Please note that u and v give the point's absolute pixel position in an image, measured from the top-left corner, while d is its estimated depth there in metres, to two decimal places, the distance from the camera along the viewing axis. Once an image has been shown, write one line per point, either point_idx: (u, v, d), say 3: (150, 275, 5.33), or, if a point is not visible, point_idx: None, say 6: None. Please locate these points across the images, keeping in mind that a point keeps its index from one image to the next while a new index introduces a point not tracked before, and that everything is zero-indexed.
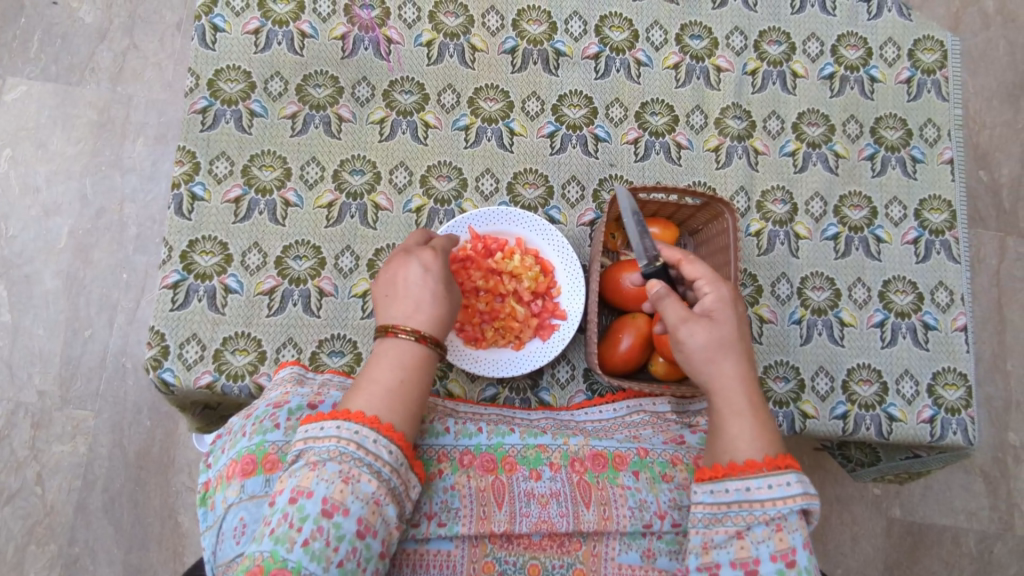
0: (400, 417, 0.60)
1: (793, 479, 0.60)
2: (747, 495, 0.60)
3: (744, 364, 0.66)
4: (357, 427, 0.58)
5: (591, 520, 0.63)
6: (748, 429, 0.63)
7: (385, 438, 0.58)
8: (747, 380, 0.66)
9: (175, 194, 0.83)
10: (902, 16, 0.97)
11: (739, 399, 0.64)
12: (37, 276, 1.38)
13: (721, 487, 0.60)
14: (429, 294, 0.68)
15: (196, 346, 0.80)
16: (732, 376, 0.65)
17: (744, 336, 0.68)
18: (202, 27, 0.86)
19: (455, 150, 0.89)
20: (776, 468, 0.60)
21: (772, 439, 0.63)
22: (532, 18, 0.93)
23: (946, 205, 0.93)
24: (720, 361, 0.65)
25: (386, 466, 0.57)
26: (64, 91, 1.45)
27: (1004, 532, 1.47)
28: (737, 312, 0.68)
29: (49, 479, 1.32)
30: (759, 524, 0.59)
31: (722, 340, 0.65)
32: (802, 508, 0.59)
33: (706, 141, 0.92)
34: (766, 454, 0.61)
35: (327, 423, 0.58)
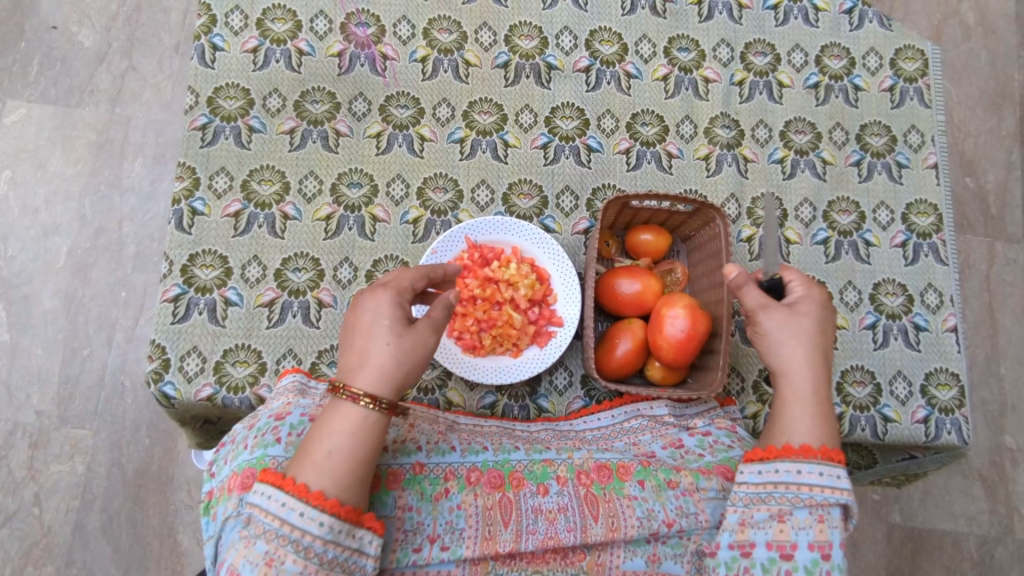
0: (331, 483, 0.56)
1: (843, 473, 0.63)
2: (795, 478, 0.63)
3: (821, 364, 0.69)
4: (284, 499, 0.55)
5: (598, 532, 0.63)
6: (808, 416, 0.67)
7: (313, 510, 0.55)
8: (820, 378, 0.69)
9: (175, 209, 0.85)
10: (883, 26, 1.00)
11: (804, 391, 0.68)
12: (36, 296, 1.39)
13: (770, 468, 0.64)
14: (384, 343, 0.62)
15: (197, 358, 0.81)
16: (800, 372, 0.69)
17: (824, 340, 0.71)
18: (201, 46, 0.88)
19: (451, 162, 0.91)
20: (828, 458, 0.64)
21: (831, 435, 0.67)
22: (523, 34, 0.95)
23: (932, 208, 0.95)
24: (796, 351, 0.69)
25: (316, 538, 0.55)
26: (63, 113, 1.47)
27: (1004, 536, 1.47)
28: (819, 316, 0.71)
29: (47, 499, 1.32)
30: (801, 508, 0.62)
31: (800, 336, 0.69)
32: (842, 503, 0.63)
33: (696, 150, 0.94)
34: (822, 444, 0.65)
35: (259, 491, 0.56)
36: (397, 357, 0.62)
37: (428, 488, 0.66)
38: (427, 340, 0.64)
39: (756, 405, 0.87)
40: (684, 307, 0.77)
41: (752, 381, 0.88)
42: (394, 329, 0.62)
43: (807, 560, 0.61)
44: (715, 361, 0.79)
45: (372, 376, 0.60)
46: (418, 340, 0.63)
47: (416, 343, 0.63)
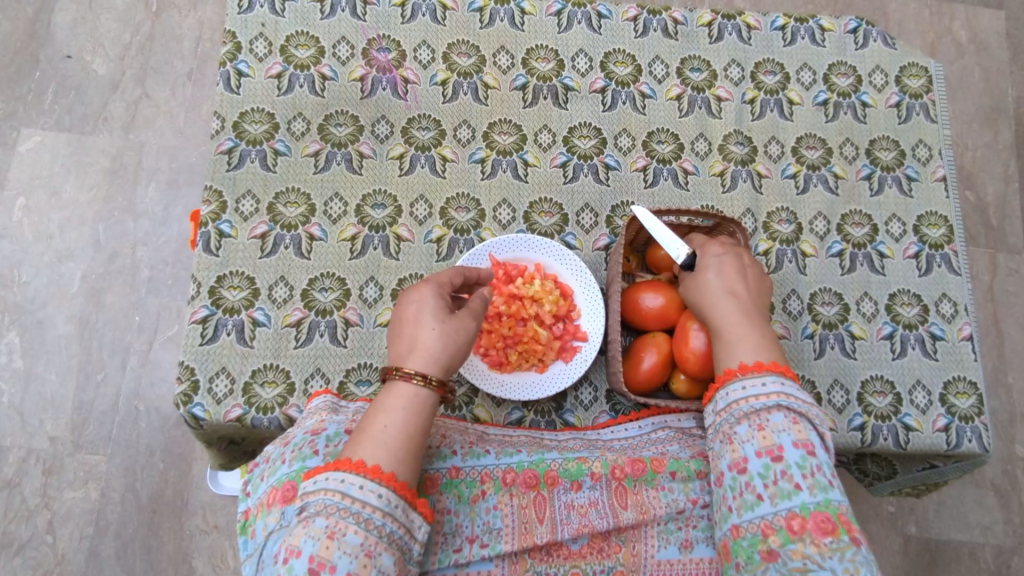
0: (387, 457, 0.58)
1: (769, 379, 0.66)
2: (729, 400, 0.67)
3: (741, 297, 0.73)
4: (343, 476, 0.57)
5: (630, 517, 0.65)
6: (741, 340, 0.70)
7: (372, 483, 0.57)
8: (748, 312, 0.72)
9: (203, 232, 0.86)
10: (887, 45, 1.03)
11: (737, 328, 0.71)
12: (50, 321, 1.39)
13: (714, 401, 0.69)
14: (430, 329, 0.66)
15: (226, 380, 0.82)
16: (724, 311, 0.72)
17: (750, 283, 0.75)
18: (227, 73, 0.90)
19: (472, 182, 0.92)
20: (752, 372, 0.67)
21: (772, 353, 0.69)
22: (540, 57, 0.97)
23: (943, 220, 0.97)
24: (721, 299, 0.73)
25: (376, 511, 0.56)
26: (77, 140, 1.49)
27: (1019, 545, 1.47)
28: (738, 263, 0.76)
29: (60, 527, 1.31)
30: (741, 425, 0.65)
31: (725, 284, 0.74)
32: (779, 407, 0.64)
33: (711, 166, 0.97)
34: (760, 360, 0.68)
35: (317, 475, 0.58)
36: (444, 341, 0.66)
37: (466, 490, 0.67)
38: (469, 326, 0.68)
39: None
40: None
41: None
42: (439, 315, 0.67)
43: (761, 468, 0.62)
44: None
45: (424, 358, 0.64)
46: (460, 326, 0.67)
47: (459, 328, 0.67)
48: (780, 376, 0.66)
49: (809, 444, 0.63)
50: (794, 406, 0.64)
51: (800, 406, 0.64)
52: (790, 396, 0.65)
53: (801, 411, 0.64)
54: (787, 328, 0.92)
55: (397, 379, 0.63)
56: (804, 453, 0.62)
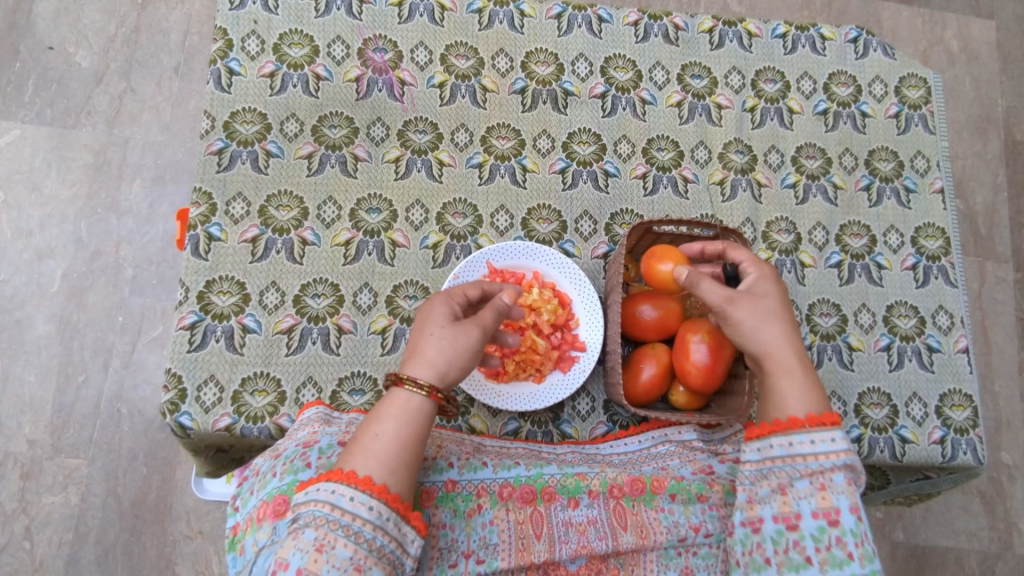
0: (379, 467, 0.57)
1: (837, 436, 0.63)
2: (790, 449, 0.64)
3: (784, 333, 0.69)
4: (333, 487, 0.55)
5: (629, 541, 0.64)
6: (795, 388, 0.67)
7: (362, 495, 0.55)
8: (795, 344, 0.69)
9: (191, 235, 0.83)
10: (887, 55, 1.03)
11: (791, 364, 0.68)
12: (29, 321, 1.35)
13: (766, 444, 0.65)
14: (434, 340, 0.63)
15: (214, 388, 0.79)
16: (776, 345, 0.68)
17: (785, 312, 0.71)
18: (217, 70, 0.88)
19: (470, 187, 0.91)
20: (820, 423, 0.64)
21: (818, 396, 0.67)
22: (540, 60, 0.96)
23: (940, 232, 0.97)
24: (772, 333, 0.68)
25: (366, 523, 0.54)
26: (59, 134, 1.44)
27: (1003, 551, 1.49)
28: (774, 289, 0.71)
29: (39, 532, 1.27)
30: (801, 479, 0.62)
31: (772, 315, 0.69)
32: (842, 467, 0.62)
33: (711, 174, 0.96)
34: (813, 410, 0.65)
35: (309, 486, 0.56)
36: (445, 348, 0.63)
37: (461, 505, 0.65)
38: (473, 338, 0.64)
39: None
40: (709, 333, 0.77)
41: None
42: (444, 325, 0.64)
43: (813, 529, 0.60)
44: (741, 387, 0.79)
45: (421, 365, 0.62)
46: (462, 335, 0.64)
47: (460, 336, 0.64)
48: (843, 433, 0.64)
49: (860, 511, 0.61)
50: (854, 468, 0.62)
51: (859, 469, 0.63)
52: (850, 458, 0.63)
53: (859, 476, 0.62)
54: None
55: (395, 384, 0.61)
56: (857, 520, 0.60)
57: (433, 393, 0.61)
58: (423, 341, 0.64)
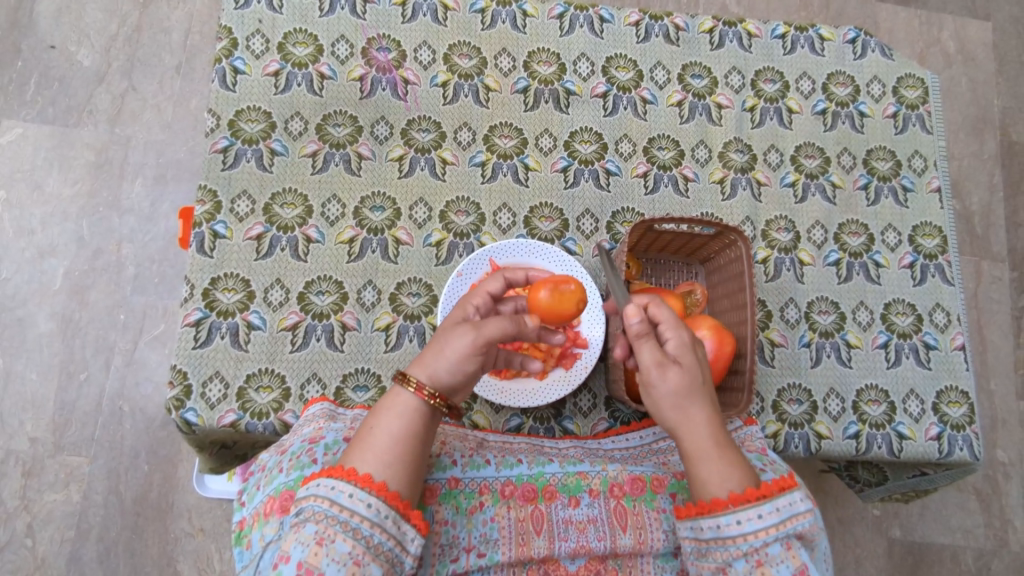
0: (379, 464, 0.57)
1: (765, 510, 0.60)
2: (719, 533, 0.60)
3: (704, 407, 0.63)
4: (334, 482, 0.56)
5: (627, 542, 0.64)
6: (717, 468, 0.61)
7: (362, 492, 0.55)
8: (718, 419, 0.64)
9: (197, 233, 0.84)
10: (885, 56, 1.04)
11: (705, 442, 0.62)
12: (30, 319, 1.36)
13: (699, 525, 0.61)
14: (434, 343, 0.62)
15: (219, 384, 0.80)
16: (699, 420, 0.63)
17: (710, 383, 0.66)
18: (222, 69, 0.88)
19: (473, 186, 0.91)
20: (745, 504, 0.60)
21: (744, 474, 0.62)
22: (542, 60, 0.97)
23: (937, 230, 0.98)
24: (688, 408, 0.63)
25: (364, 520, 0.55)
26: (61, 133, 1.45)
27: (999, 548, 1.50)
28: (699, 359, 0.66)
29: (40, 530, 1.27)
30: (738, 559, 0.59)
31: (694, 389, 0.63)
32: (776, 537, 0.59)
33: (711, 173, 0.97)
34: (734, 490, 0.61)
35: (310, 482, 0.57)
36: (437, 348, 0.62)
37: (464, 502, 0.66)
38: (465, 340, 0.61)
39: (776, 425, 0.87)
40: (710, 328, 0.79)
41: (772, 401, 0.89)
42: (449, 330, 0.63)
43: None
44: (742, 382, 0.80)
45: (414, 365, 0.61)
46: (452, 339, 0.61)
47: (450, 340, 0.61)
48: (774, 500, 0.60)
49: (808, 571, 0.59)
50: (790, 532, 0.60)
51: (798, 530, 0.60)
52: (791, 519, 0.60)
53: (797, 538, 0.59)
54: (784, 335, 0.92)
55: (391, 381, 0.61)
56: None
57: (419, 390, 0.59)
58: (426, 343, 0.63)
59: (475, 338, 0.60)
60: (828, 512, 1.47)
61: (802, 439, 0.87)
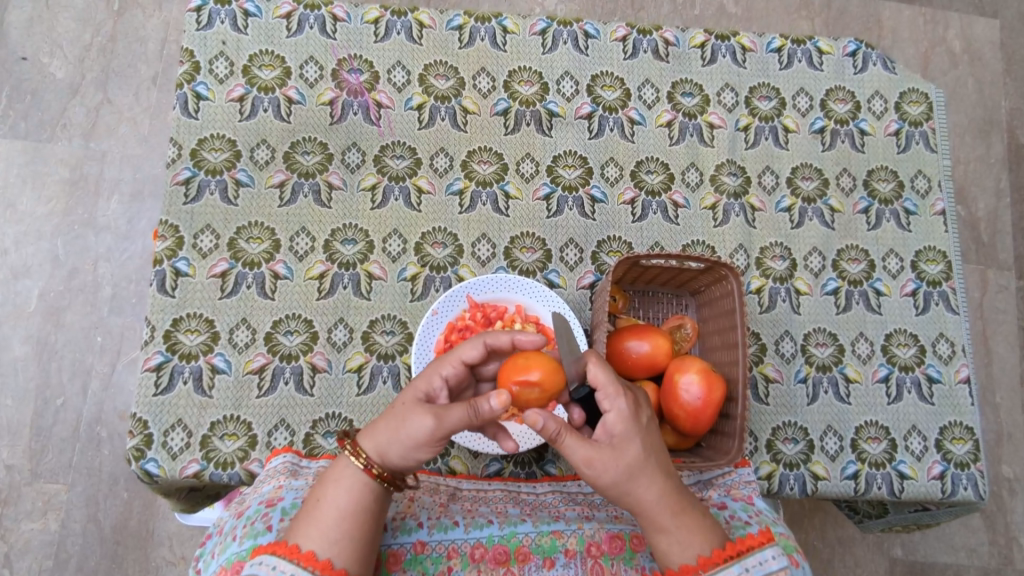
0: (323, 540, 0.54)
1: (735, 572, 0.57)
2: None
3: (653, 483, 0.58)
4: (276, 561, 0.53)
5: None
6: (676, 540, 0.58)
7: (303, 572, 0.52)
8: (673, 486, 0.59)
9: (157, 271, 0.79)
10: (887, 69, 0.98)
11: (662, 516, 0.58)
12: (4, 342, 1.31)
13: None
14: (396, 417, 0.59)
15: (182, 433, 0.75)
16: (653, 495, 0.58)
17: (658, 445, 0.60)
18: (184, 95, 0.83)
19: (450, 216, 0.87)
20: (715, 567, 0.57)
21: (706, 538, 0.58)
22: (523, 79, 0.92)
23: (941, 255, 0.93)
24: (637, 486, 0.58)
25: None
26: (34, 148, 1.40)
27: (1004, 567, 1.42)
28: (640, 424, 0.59)
29: (17, 561, 1.23)
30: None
31: (637, 465, 0.58)
32: None
33: (702, 199, 0.92)
34: (702, 555, 0.57)
35: (254, 559, 0.54)
36: (395, 429, 0.58)
37: (431, 567, 0.62)
38: (423, 423, 0.57)
39: (771, 465, 0.83)
40: (698, 372, 0.74)
41: (765, 441, 0.84)
42: (412, 407, 0.59)
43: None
44: (733, 427, 0.76)
45: (371, 437, 0.59)
46: (413, 418, 0.58)
47: (411, 418, 0.58)
48: (744, 560, 0.58)
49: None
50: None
51: None
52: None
53: None
54: (779, 370, 0.88)
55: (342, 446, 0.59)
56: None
57: (368, 470, 0.57)
58: (390, 414, 0.60)
59: (435, 424, 0.57)
60: (827, 533, 1.39)
61: (798, 480, 0.82)
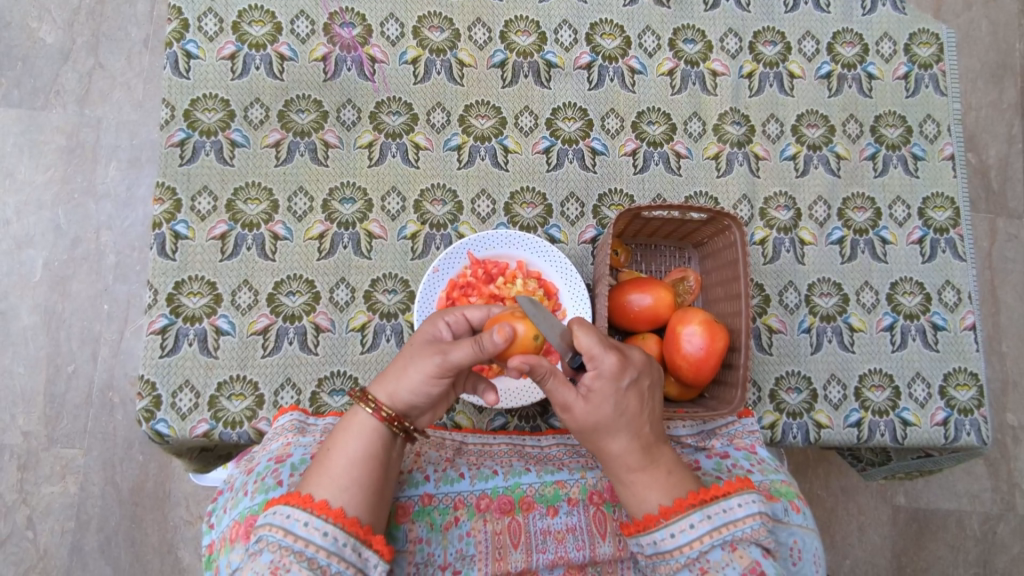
0: (335, 489, 0.55)
1: (696, 518, 0.57)
2: (658, 548, 0.58)
3: (621, 440, 0.58)
4: (290, 510, 0.54)
5: (607, 551, 0.62)
6: (635, 490, 0.59)
7: (318, 520, 0.53)
8: (644, 444, 0.59)
9: (157, 235, 0.79)
10: (896, 10, 0.95)
11: (621, 468, 0.59)
12: (13, 312, 1.32)
13: (636, 541, 0.59)
14: (399, 363, 0.60)
15: (190, 393, 0.76)
16: (617, 451, 0.59)
17: (637, 407, 0.58)
18: (174, 54, 0.82)
19: (448, 171, 0.86)
20: (675, 515, 0.57)
21: (669, 494, 0.59)
22: (520, 29, 0.89)
23: (949, 202, 0.91)
24: (600, 438, 0.59)
25: (320, 549, 0.52)
26: (28, 117, 1.37)
27: (1006, 512, 1.44)
28: (619, 386, 0.57)
29: (40, 522, 1.27)
30: (681, 572, 0.58)
31: (604, 423, 0.58)
32: (715, 543, 0.57)
33: (705, 149, 0.90)
34: (665, 506, 0.58)
35: (269, 509, 0.55)
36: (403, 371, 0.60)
37: (438, 518, 0.63)
38: (426, 361, 0.58)
39: (774, 415, 0.83)
40: (700, 323, 0.73)
41: (768, 391, 0.84)
42: (415, 350, 0.61)
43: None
44: (736, 376, 0.75)
45: (377, 384, 0.60)
46: (416, 359, 0.59)
47: (415, 360, 0.60)
48: (706, 508, 0.58)
49: (757, 568, 0.57)
50: (728, 536, 0.57)
51: (738, 533, 0.57)
52: (728, 524, 0.57)
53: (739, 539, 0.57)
54: (782, 321, 0.87)
55: (350, 397, 0.60)
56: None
57: (378, 411, 0.58)
58: (394, 363, 0.61)
59: (440, 360, 0.58)
60: (830, 481, 1.41)
61: (800, 428, 0.83)
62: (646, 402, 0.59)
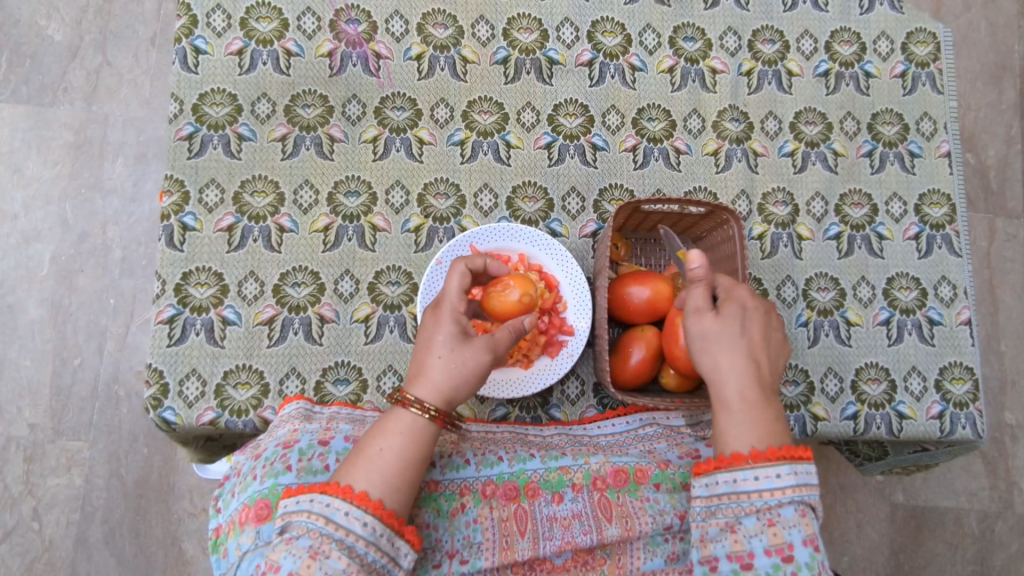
0: (378, 482, 0.57)
1: (784, 471, 0.59)
2: (734, 488, 0.60)
3: (751, 368, 0.63)
4: (330, 499, 0.55)
5: (614, 533, 0.63)
6: (742, 426, 0.61)
7: (358, 510, 0.55)
8: (760, 382, 0.63)
9: (165, 226, 0.80)
10: (894, 9, 0.96)
11: (732, 396, 0.63)
12: (20, 306, 1.33)
13: (714, 480, 0.61)
14: (444, 364, 0.62)
15: (197, 382, 0.77)
16: (732, 383, 0.63)
17: (759, 337, 0.65)
18: (183, 50, 0.83)
19: (452, 166, 0.87)
20: (764, 460, 0.59)
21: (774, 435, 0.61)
22: (522, 27, 0.91)
23: (945, 198, 0.93)
24: (721, 363, 0.63)
25: (360, 539, 0.54)
26: (37, 113, 1.39)
27: (1004, 510, 1.45)
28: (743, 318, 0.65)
29: (46, 513, 1.28)
30: (748, 516, 0.59)
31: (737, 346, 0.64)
32: (791, 500, 0.59)
33: (705, 145, 0.92)
34: (756, 448, 0.60)
35: (303, 496, 0.56)
36: (449, 370, 0.62)
37: (444, 504, 0.64)
38: (481, 359, 0.63)
39: None
40: None
41: None
42: (452, 348, 0.62)
43: (769, 567, 0.58)
44: None
45: (424, 386, 0.61)
46: (464, 356, 0.62)
47: (460, 356, 0.62)
48: (795, 464, 0.59)
49: (818, 539, 0.58)
50: (806, 498, 0.59)
51: (813, 498, 0.59)
52: (808, 487, 0.59)
53: (811, 504, 0.59)
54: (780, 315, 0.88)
55: (397, 400, 0.61)
56: (813, 551, 0.57)
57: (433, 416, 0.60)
58: (433, 361, 0.62)
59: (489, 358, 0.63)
60: (829, 478, 1.42)
61: (798, 421, 0.84)
62: (768, 337, 0.66)
